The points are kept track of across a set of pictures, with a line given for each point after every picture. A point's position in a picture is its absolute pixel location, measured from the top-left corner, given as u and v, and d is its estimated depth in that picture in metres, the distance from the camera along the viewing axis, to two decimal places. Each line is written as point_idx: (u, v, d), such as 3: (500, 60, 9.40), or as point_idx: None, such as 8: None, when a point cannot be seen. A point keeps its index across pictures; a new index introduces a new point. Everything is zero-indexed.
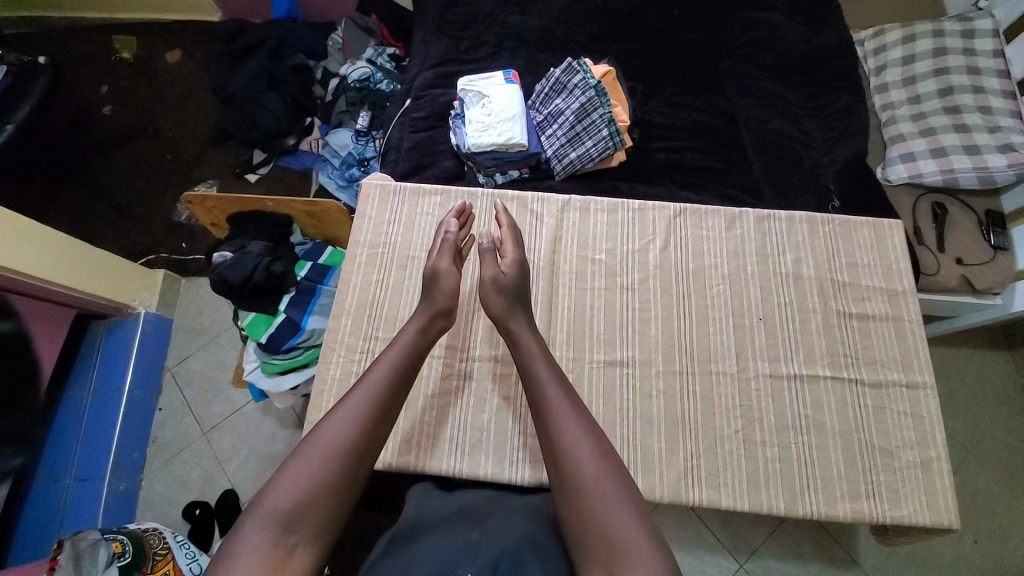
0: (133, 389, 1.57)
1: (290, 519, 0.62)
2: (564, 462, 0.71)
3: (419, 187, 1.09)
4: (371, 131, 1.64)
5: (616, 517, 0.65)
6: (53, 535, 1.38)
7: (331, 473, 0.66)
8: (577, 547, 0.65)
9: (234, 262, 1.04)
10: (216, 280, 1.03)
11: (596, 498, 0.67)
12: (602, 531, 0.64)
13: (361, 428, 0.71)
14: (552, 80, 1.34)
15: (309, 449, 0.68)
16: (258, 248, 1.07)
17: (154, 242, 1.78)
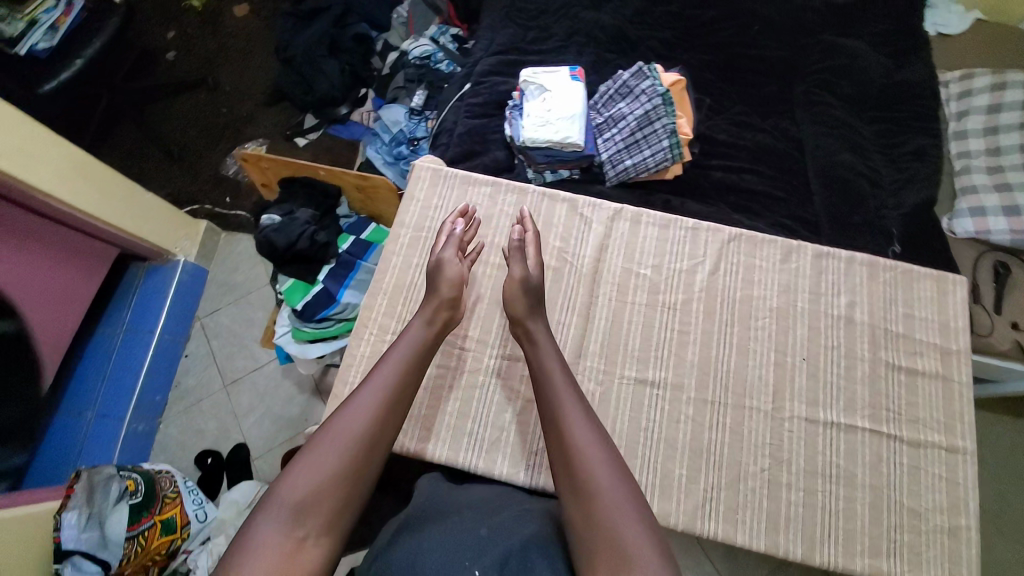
0: (163, 334, 1.62)
1: (303, 512, 0.64)
2: (575, 467, 0.71)
3: (470, 175, 1.07)
4: (424, 111, 1.64)
5: (625, 522, 0.64)
6: (71, 464, 1.42)
7: (344, 466, 0.69)
8: (582, 554, 0.62)
9: (281, 227, 1.04)
10: (262, 242, 1.04)
11: (606, 504, 0.66)
12: (614, 538, 0.62)
13: (373, 422, 0.73)
14: (619, 83, 1.30)
15: (323, 445, 0.70)
16: (306, 216, 1.06)
17: (200, 192, 1.82)
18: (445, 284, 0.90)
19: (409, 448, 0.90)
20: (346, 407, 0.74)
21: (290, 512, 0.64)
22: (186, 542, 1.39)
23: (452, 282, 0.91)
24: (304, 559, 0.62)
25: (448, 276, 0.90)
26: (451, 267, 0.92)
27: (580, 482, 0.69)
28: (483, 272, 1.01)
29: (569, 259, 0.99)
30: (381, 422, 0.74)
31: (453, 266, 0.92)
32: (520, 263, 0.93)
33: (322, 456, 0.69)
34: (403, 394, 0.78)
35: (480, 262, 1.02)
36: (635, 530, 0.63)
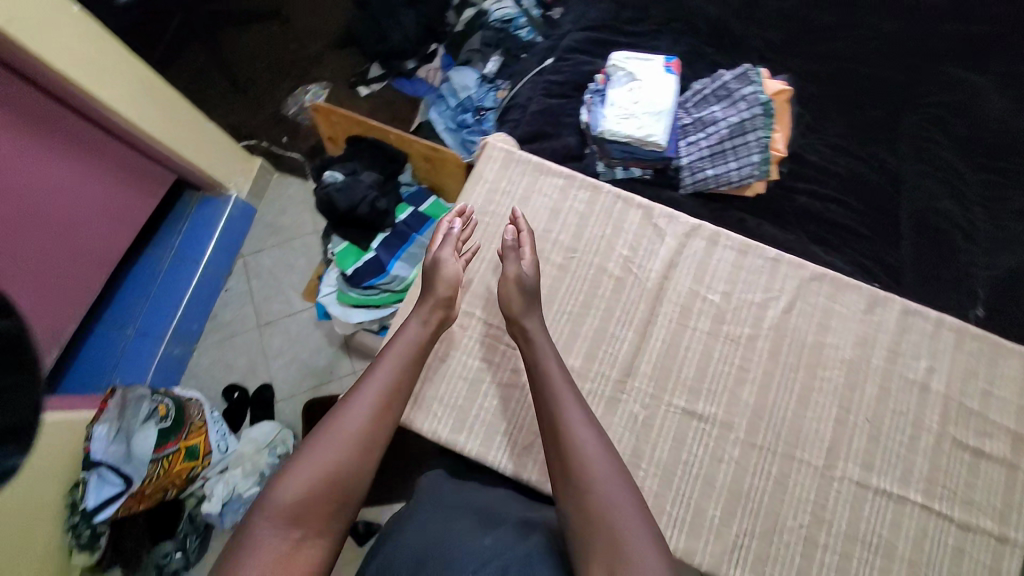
0: (208, 266, 1.64)
1: (300, 514, 0.66)
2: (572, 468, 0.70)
3: (543, 163, 1.00)
4: (496, 80, 1.57)
5: (622, 518, 0.64)
6: (107, 374, 1.47)
7: (341, 467, 0.70)
8: (580, 549, 0.63)
9: (344, 188, 1.01)
10: (323, 199, 1.02)
11: (605, 503, 0.66)
12: (611, 536, 0.63)
13: (369, 423, 0.74)
14: (718, 83, 1.20)
15: (320, 448, 0.71)
16: (370, 179, 1.03)
17: (259, 128, 1.81)
18: (442, 284, 0.87)
19: (441, 435, 0.89)
20: (341, 411, 0.75)
21: (287, 515, 0.65)
22: (206, 469, 1.45)
23: (449, 282, 0.87)
24: (302, 559, 0.64)
25: (445, 275, 0.87)
26: (448, 266, 0.89)
27: (576, 480, 0.69)
28: (541, 269, 0.94)
29: (635, 271, 0.93)
30: (376, 423, 0.75)
31: (452, 264, 0.89)
32: (513, 262, 0.89)
33: (315, 461, 0.70)
34: (398, 393, 0.79)
35: (476, 262, 0.97)
36: (632, 527, 0.63)
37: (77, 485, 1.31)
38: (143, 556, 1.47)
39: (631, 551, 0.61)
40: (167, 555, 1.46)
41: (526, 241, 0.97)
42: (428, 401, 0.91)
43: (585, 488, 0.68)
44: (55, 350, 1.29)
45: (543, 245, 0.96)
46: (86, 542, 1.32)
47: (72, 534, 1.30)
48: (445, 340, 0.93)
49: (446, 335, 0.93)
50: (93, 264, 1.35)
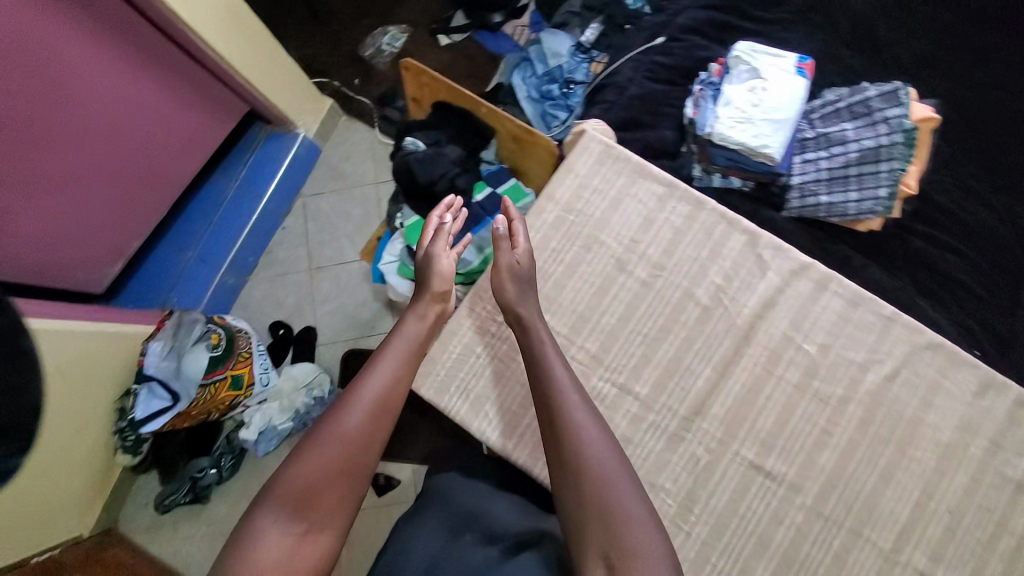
0: (269, 202, 1.63)
1: (302, 506, 0.64)
2: (571, 464, 0.66)
3: (644, 165, 0.90)
4: (592, 50, 1.41)
5: (622, 503, 0.62)
6: (164, 293, 1.51)
7: (343, 459, 0.69)
8: (578, 545, 0.61)
9: (424, 159, 0.97)
10: (401, 167, 0.97)
11: (608, 499, 0.63)
12: (607, 521, 0.61)
13: (370, 415, 0.73)
14: (856, 99, 1.06)
15: (321, 442, 0.70)
16: (453, 155, 0.98)
17: (334, 64, 1.74)
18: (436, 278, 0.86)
19: (488, 438, 0.84)
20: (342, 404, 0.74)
21: (289, 508, 0.64)
22: (247, 399, 1.49)
23: (444, 278, 0.87)
24: (308, 551, 0.62)
25: (441, 270, 0.86)
26: (442, 262, 0.88)
27: (574, 466, 0.66)
28: (622, 282, 0.86)
29: (727, 304, 0.84)
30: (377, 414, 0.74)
31: (447, 259, 0.88)
32: (506, 255, 0.84)
33: (314, 455, 0.69)
34: (399, 383, 0.78)
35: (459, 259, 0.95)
36: (632, 514, 0.61)
37: (127, 392, 1.38)
38: (180, 466, 1.54)
39: (631, 543, 0.59)
40: (202, 470, 1.51)
41: (611, 248, 0.88)
42: (480, 401, 0.86)
43: (583, 474, 0.65)
44: (120, 261, 1.37)
45: (629, 257, 0.87)
46: (130, 446, 1.41)
47: (118, 436, 1.39)
48: (508, 340, 0.87)
49: (509, 335, 0.87)
50: (158, 185, 1.35)
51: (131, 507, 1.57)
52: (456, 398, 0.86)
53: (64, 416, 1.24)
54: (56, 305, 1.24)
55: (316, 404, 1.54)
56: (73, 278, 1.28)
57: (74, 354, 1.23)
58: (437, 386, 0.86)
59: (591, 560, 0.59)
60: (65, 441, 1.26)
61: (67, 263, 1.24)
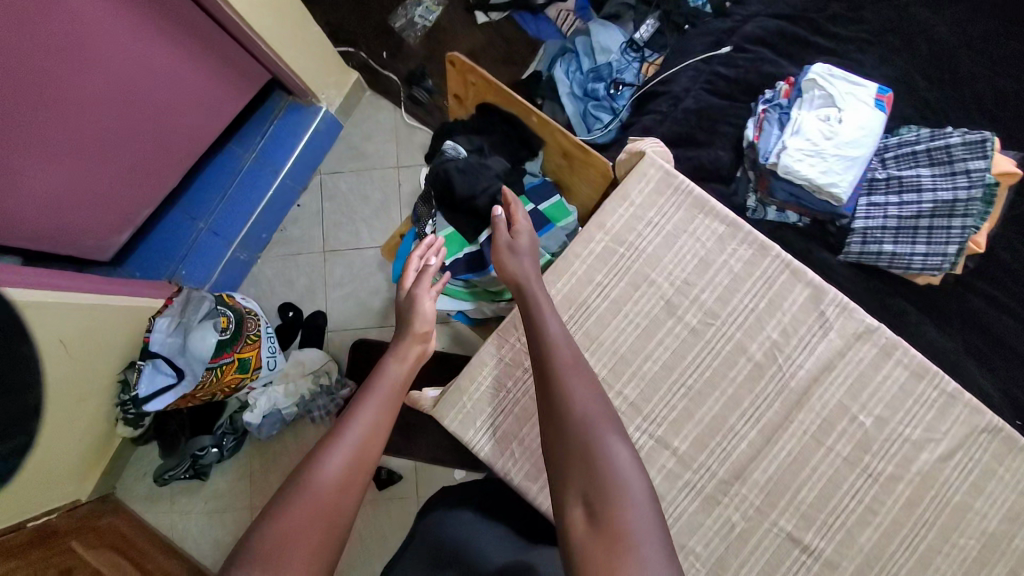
0: (286, 177, 1.53)
1: (277, 559, 0.54)
2: (561, 422, 0.64)
3: (704, 199, 0.82)
4: (645, 49, 1.26)
5: (612, 460, 0.60)
6: (172, 265, 1.42)
7: (324, 502, 0.60)
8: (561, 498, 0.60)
9: (465, 167, 0.91)
10: (438, 173, 0.92)
11: (595, 456, 0.60)
12: (589, 461, 0.59)
13: (355, 454, 0.65)
14: (935, 143, 0.97)
15: (299, 487, 0.60)
16: (495, 166, 0.91)
17: (361, 35, 1.61)
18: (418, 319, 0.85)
19: (514, 480, 0.78)
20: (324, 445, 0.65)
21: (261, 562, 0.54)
22: (253, 381, 1.43)
23: (427, 319, 0.85)
24: None
25: (425, 312, 0.85)
26: (425, 303, 0.86)
27: (559, 414, 0.65)
28: (672, 327, 0.80)
29: (783, 363, 0.78)
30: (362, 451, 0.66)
31: (429, 302, 0.86)
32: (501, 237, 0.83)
33: (292, 500, 0.59)
34: (384, 419, 0.71)
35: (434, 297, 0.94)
36: (616, 460, 0.60)
37: (131, 365, 1.31)
38: (181, 443, 1.47)
39: (613, 484, 0.57)
40: (204, 448, 1.45)
41: (662, 289, 0.81)
42: (507, 438, 0.80)
43: (568, 421, 0.63)
44: (128, 230, 1.29)
45: (681, 300, 0.80)
46: (132, 419, 1.34)
47: (119, 408, 1.30)
48: None
49: None
50: (170, 156, 1.26)
51: (129, 476, 1.53)
52: (482, 434, 0.80)
53: (65, 391, 1.15)
54: (59, 276, 1.14)
55: (321, 394, 1.48)
56: (78, 245, 1.20)
57: (61, 326, 1.10)
58: (462, 419, 0.80)
59: (571, 498, 0.58)
60: (62, 410, 1.16)
61: (71, 232, 1.16)
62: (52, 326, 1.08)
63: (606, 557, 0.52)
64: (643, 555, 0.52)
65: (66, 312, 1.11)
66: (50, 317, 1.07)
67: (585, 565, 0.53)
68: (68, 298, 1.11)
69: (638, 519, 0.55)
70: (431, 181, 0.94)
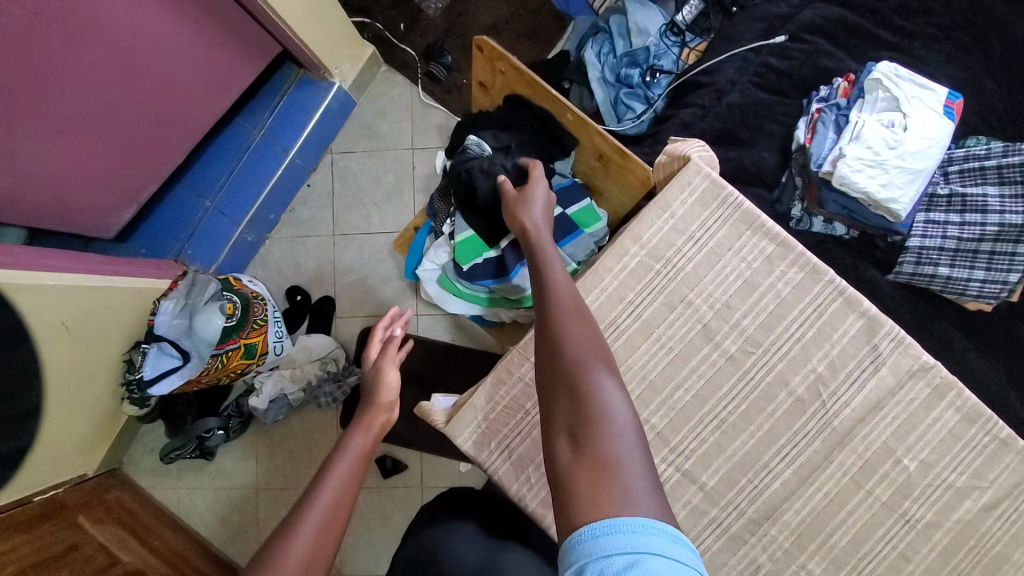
0: (296, 157, 1.45)
1: None
2: (548, 354, 0.59)
3: (754, 214, 0.75)
4: (686, 33, 1.14)
5: (598, 388, 0.55)
6: (179, 244, 1.38)
7: None
8: (547, 432, 0.55)
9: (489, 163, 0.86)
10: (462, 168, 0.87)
11: (581, 383, 0.55)
12: (575, 395, 0.54)
13: (312, 544, 0.65)
14: (1011, 159, 0.87)
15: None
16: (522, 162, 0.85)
17: (376, 3, 1.50)
18: (383, 389, 0.87)
19: (530, 506, 0.74)
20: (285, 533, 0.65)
21: None
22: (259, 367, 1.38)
23: (390, 388, 0.87)
24: None
25: (387, 382, 0.87)
26: (389, 372, 0.89)
27: (549, 354, 0.60)
28: (707, 354, 0.74)
29: (825, 400, 0.72)
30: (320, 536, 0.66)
31: (394, 370, 0.90)
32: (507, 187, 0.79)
33: None
34: (345, 496, 0.71)
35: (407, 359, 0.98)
36: (605, 391, 0.55)
37: (136, 346, 1.25)
38: (188, 421, 1.42)
39: (600, 417, 0.52)
40: (209, 430, 1.40)
41: (700, 311, 0.74)
42: (523, 462, 0.75)
43: (559, 356, 0.58)
44: (131, 209, 1.23)
45: (720, 325, 0.74)
46: (138, 398, 1.28)
47: (125, 386, 1.25)
48: None
49: None
50: (175, 134, 1.19)
51: (135, 450, 1.50)
52: (496, 455, 0.76)
53: (65, 373, 1.10)
54: (56, 256, 1.09)
55: (329, 380, 1.44)
56: (79, 225, 1.15)
57: (58, 308, 1.04)
58: (477, 438, 0.76)
59: (557, 432, 0.54)
60: (66, 393, 1.12)
61: (71, 212, 1.11)
62: (44, 311, 1.02)
63: (588, 488, 0.47)
64: (626, 486, 0.47)
65: (59, 295, 1.04)
66: (42, 301, 1.01)
67: (567, 498, 0.48)
68: (61, 280, 1.05)
69: (625, 452, 0.50)
70: (451, 177, 0.89)
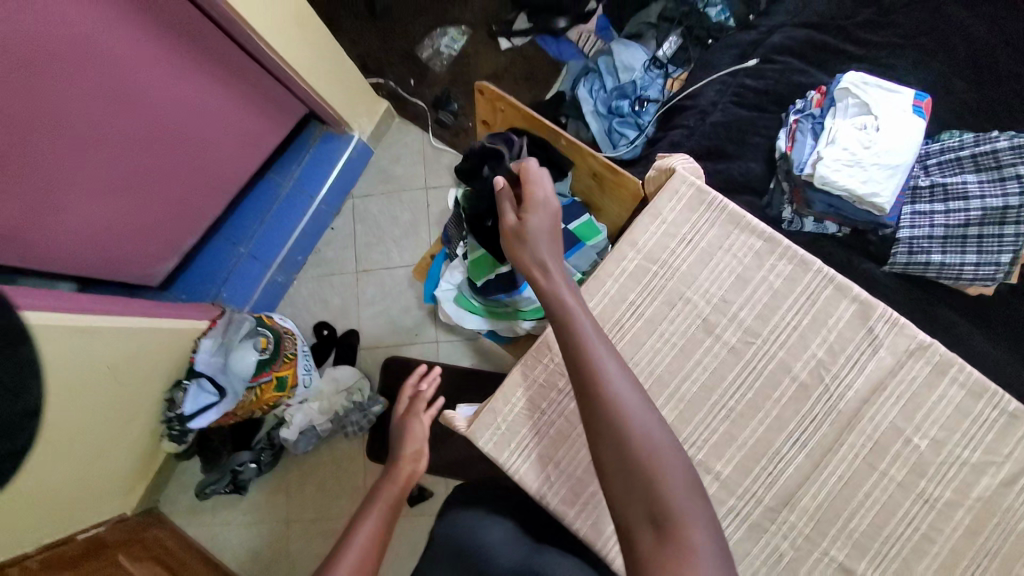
0: (321, 203, 1.59)
1: None
2: (612, 431, 0.59)
3: (740, 214, 0.81)
4: (668, 65, 1.26)
5: (670, 472, 0.57)
6: (214, 289, 1.48)
7: None
8: (622, 513, 0.56)
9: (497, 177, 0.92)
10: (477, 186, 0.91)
11: (657, 469, 0.56)
12: (650, 480, 0.56)
13: None
14: (982, 148, 0.92)
15: None
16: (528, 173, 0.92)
17: (388, 62, 1.68)
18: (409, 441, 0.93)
19: (552, 504, 0.78)
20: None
21: None
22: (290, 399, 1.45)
23: (417, 440, 0.93)
24: None
25: (413, 434, 0.93)
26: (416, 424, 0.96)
27: (608, 429, 0.59)
28: (709, 347, 0.78)
29: (827, 385, 0.75)
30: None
31: (418, 424, 0.96)
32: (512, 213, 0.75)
33: None
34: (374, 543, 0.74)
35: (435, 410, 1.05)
36: (674, 474, 0.57)
37: (177, 384, 1.35)
38: (222, 458, 1.47)
39: (675, 501, 0.55)
40: (243, 464, 1.46)
41: (698, 307, 0.79)
42: (542, 460, 0.79)
43: (624, 437, 0.58)
44: (173, 257, 1.36)
45: (718, 318, 0.78)
46: (177, 435, 1.37)
47: (165, 425, 1.36)
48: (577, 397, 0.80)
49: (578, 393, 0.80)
50: (212, 188, 1.33)
51: (173, 488, 1.55)
52: (516, 456, 0.80)
53: (109, 407, 1.17)
54: (109, 304, 1.18)
55: (355, 410, 1.50)
56: (127, 273, 1.28)
57: (107, 351, 1.12)
58: (498, 440, 0.80)
59: (634, 519, 0.55)
60: (109, 429, 1.19)
61: (121, 261, 1.24)
62: (97, 351, 1.10)
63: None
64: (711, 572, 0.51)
65: (110, 337, 1.13)
66: (95, 344, 1.09)
67: None
68: (114, 323, 1.14)
69: (702, 537, 0.53)
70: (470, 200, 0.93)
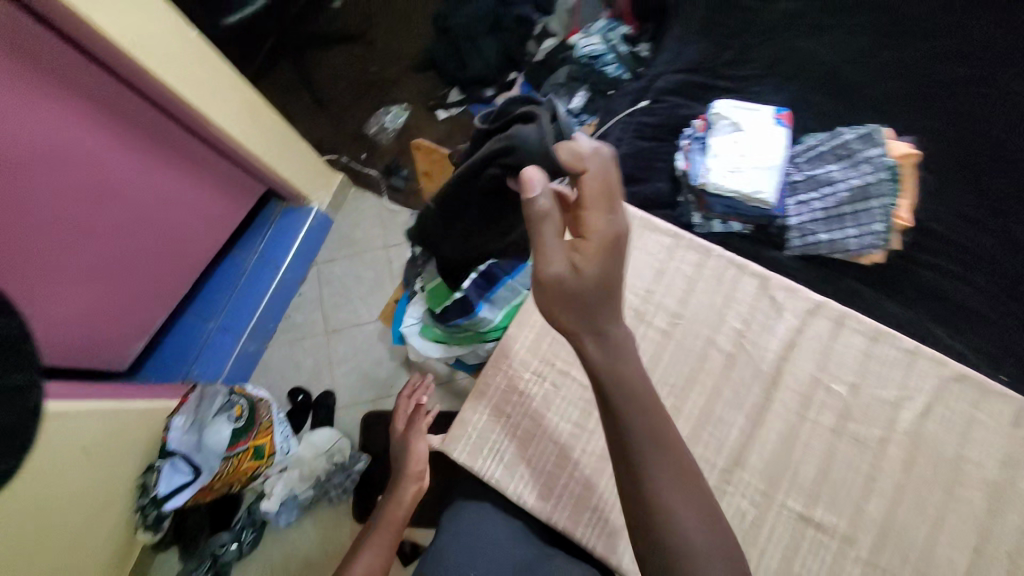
0: (286, 272, 1.67)
1: None
2: (662, 546, 0.59)
3: (650, 218, 0.96)
4: (582, 113, 1.57)
5: None
6: (186, 366, 1.52)
7: None
8: None
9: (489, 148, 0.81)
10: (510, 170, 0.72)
11: None
12: None
13: None
14: (836, 142, 1.14)
15: None
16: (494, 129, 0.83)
17: (340, 142, 1.88)
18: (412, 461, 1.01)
19: (528, 503, 0.82)
20: None
21: None
22: (269, 468, 1.43)
23: (419, 461, 1.01)
24: None
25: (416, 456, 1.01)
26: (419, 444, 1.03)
27: (658, 542, 0.60)
28: (643, 334, 0.88)
29: (747, 352, 0.86)
30: None
31: (421, 443, 1.02)
32: (560, 251, 0.58)
33: None
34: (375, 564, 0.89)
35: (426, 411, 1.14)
36: None
37: (150, 467, 1.33)
38: (200, 540, 1.44)
39: None
40: (224, 545, 1.42)
41: (629, 300, 0.91)
42: (514, 462, 0.85)
43: (675, 552, 0.59)
44: (144, 340, 1.39)
45: (648, 308, 0.90)
46: (152, 524, 1.31)
47: (141, 514, 1.30)
48: (537, 397, 0.88)
49: (536, 393, 0.88)
50: (180, 268, 1.41)
51: None
52: (488, 462, 0.85)
53: (83, 496, 1.16)
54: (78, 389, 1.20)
55: (337, 471, 1.50)
56: (97, 359, 1.30)
57: (79, 437, 1.13)
58: (471, 449, 0.85)
59: None
60: (84, 520, 1.17)
61: (90, 347, 1.27)
62: (70, 436, 1.11)
63: None
64: None
65: (83, 419, 1.15)
66: (68, 429, 1.11)
67: None
68: (86, 405, 1.16)
69: None
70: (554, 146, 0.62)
